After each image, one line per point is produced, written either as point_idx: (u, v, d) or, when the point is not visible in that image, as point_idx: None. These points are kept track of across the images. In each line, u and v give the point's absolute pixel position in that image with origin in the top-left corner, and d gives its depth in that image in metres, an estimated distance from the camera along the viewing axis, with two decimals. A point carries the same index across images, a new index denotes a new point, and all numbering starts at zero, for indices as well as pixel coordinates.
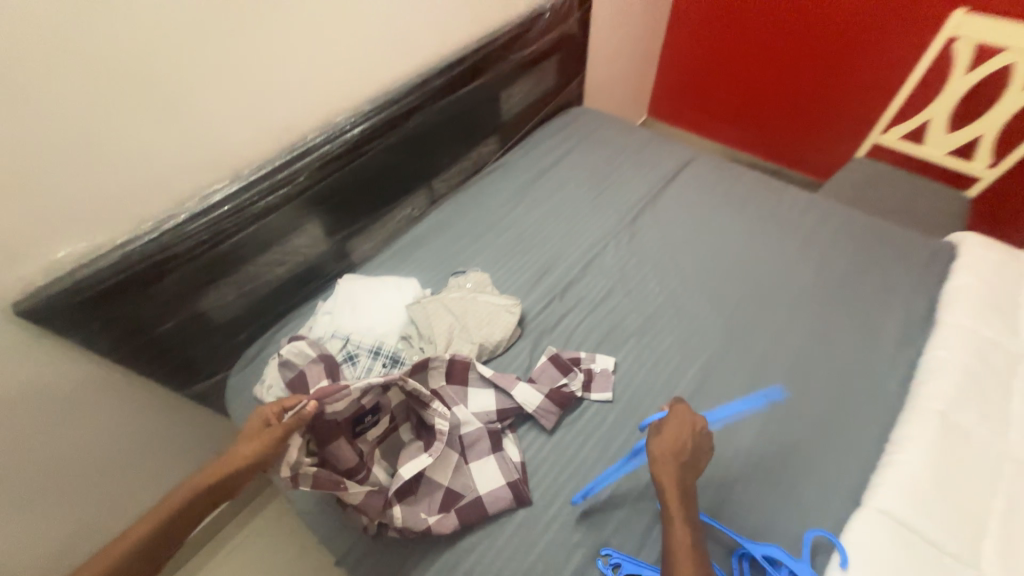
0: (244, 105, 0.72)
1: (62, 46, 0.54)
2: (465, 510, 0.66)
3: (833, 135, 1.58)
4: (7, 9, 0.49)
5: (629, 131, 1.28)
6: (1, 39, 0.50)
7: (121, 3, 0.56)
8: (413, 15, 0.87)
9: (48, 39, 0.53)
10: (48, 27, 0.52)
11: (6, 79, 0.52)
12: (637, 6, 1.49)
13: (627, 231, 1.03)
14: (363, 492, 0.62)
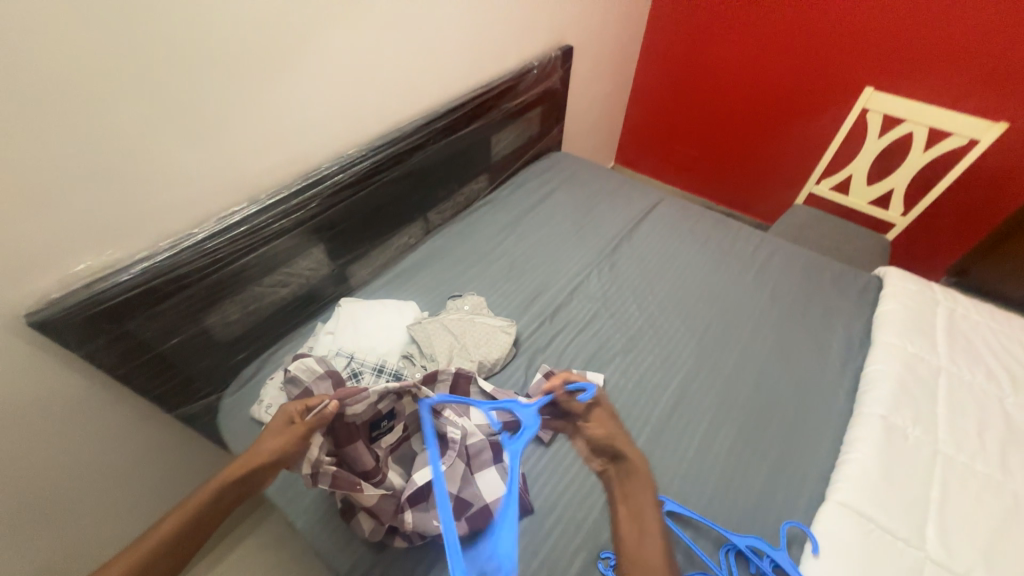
0: (269, 135, 0.77)
1: (118, 75, 0.58)
2: (474, 518, 0.69)
3: (774, 185, 1.82)
4: (76, 40, 0.54)
5: (605, 175, 1.43)
6: (65, 67, 0.54)
7: (177, 42, 0.62)
8: (422, 66, 0.97)
9: (107, 69, 0.57)
10: (109, 59, 0.57)
11: (61, 102, 0.55)
12: (608, 69, 1.69)
13: (608, 261, 1.14)
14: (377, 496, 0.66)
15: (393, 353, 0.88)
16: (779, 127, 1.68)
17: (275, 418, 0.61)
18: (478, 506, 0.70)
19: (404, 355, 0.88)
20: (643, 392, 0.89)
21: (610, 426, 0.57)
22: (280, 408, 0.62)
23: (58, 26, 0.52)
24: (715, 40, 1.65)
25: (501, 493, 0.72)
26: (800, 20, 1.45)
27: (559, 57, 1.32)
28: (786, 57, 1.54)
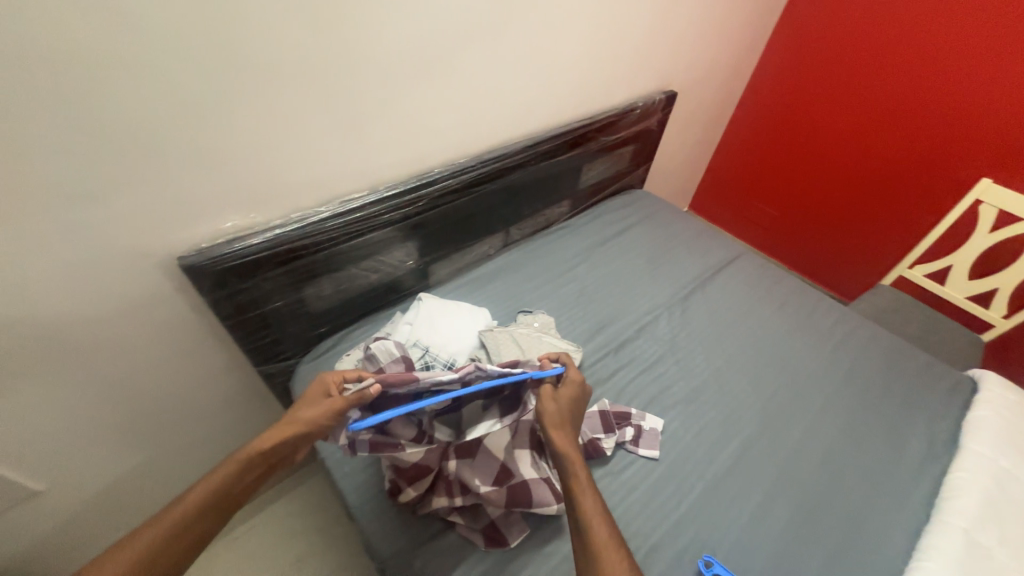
0: (399, 136, 0.85)
1: (301, 69, 0.67)
2: (514, 487, 0.69)
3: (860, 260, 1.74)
4: (280, 37, 0.63)
5: (685, 220, 1.43)
6: (266, 60, 0.63)
7: (351, 48, 0.70)
8: (540, 94, 1.03)
9: (294, 62, 0.66)
10: (299, 56, 0.66)
11: (254, 85, 0.64)
12: (703, 116, 1.70)
13: (679, 307, 1.14)
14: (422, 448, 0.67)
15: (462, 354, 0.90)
16: (875, 202, 1.62)
17: (312, 389, 0.63)
18: (517, 478, 0.70)
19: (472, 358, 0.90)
20: (700, 446, 0.87)
21: (553, 413, 0.67)
22: (317, 381, 0.64)
23: (267, 20, 0.60)
24: (819, 105, 1.63)
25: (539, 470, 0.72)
26: (917, 98, 1.41)
27: (662, 100, 1.36)
28: (895, 133, 1.49)
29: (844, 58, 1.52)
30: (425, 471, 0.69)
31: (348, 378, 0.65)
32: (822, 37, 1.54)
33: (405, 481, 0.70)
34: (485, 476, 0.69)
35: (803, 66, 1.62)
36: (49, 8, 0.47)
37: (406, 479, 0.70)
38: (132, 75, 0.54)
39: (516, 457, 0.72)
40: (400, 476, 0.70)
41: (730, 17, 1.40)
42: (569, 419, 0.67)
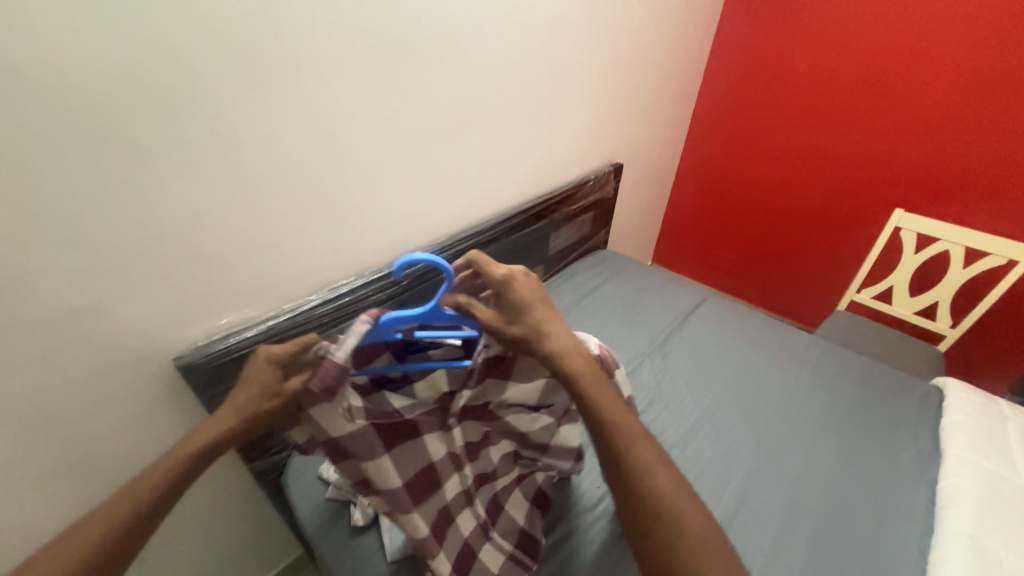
0: (381, 225, 0.93)
1: (294, 176, 0.75)
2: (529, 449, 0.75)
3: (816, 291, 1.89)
4: (277, 153, 0.72)
5: (651, 272, 1.54)
6: (265, 174, 0.72)
7: (337, 155, 0.80)
8: (504, 177, 1.16)
9: (287, 170, 0.74)
10: (291, 166, 0.74)
11: (251, 194, 0.71)
12: (651, 181, 1.90)
13: (659, 352, 1.19)
14: (417, 410, 0.65)
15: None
16: (814, 236, 1.81)
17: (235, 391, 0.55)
18: (540, 444, 0.74)
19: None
20: (704, 487, 0.87)
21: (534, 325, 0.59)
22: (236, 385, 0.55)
23: (264, 139, 0.70)
24: (749, 163, 1.87)
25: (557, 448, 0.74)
26: (829, 150, 1.66)
27: (612, 171, 1.53)
28: (817, 180, 1.72)
29: (758, 124, 1.79)
30: (419, 435, 0.65)
31: (289, 354, 0.56)
32: (738, 111, 1.82)
33: (379, 447, 0.62)
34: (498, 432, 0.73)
35: (727, 134, 1.88)
36: (71, 149, 0.54)
37: (383, 445, 0.62)
38: (139, 198, 0.61)
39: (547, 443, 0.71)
40: (375, 443, 0.62)
41: (657, 99, 1.64)
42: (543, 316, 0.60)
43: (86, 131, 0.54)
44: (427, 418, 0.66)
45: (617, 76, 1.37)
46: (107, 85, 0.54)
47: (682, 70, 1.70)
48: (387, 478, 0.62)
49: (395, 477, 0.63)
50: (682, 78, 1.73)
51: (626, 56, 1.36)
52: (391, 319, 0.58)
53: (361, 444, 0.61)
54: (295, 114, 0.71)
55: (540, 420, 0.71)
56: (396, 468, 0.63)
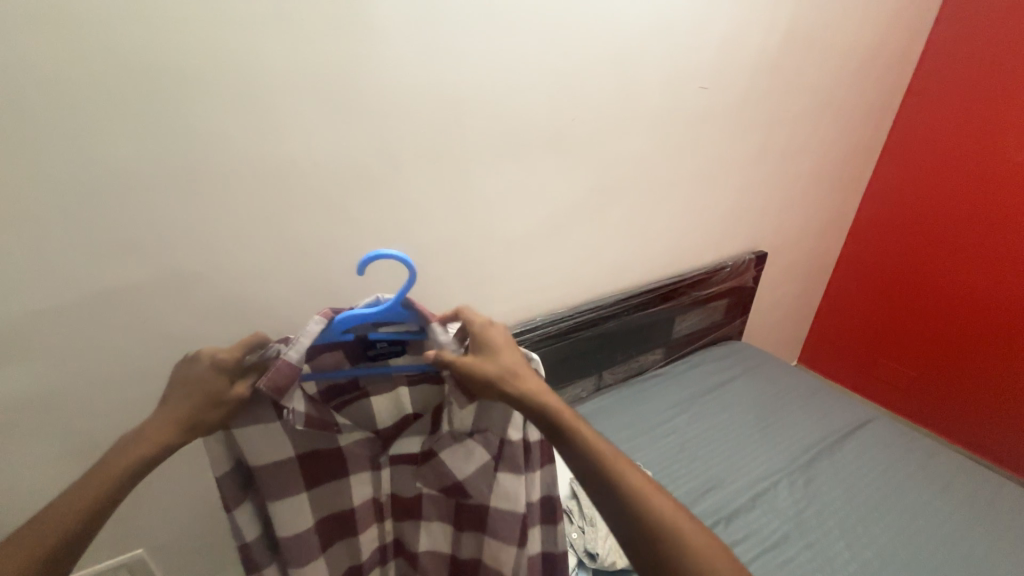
0: (515, 291, 1.00)
1: (455, 245, 0.88)
2: (467, 509, 0.65)
3: None
4: (449, 233, 0.86)
5: (795, 374, 1.35)
6: (434, 244, 0.85)
7: (491, 231, 0.91)
8: (636, 259, 1.17)
9: (451, 239, 0.87)
10: (456, 237, 0.87)
11: (421, 254, 0.85)
12: (802, 272, 1.71)
13: (801, 474, 1.03)
14: (354, 436, 0.62)
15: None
16: None
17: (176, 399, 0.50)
18: (478, 501, 0.63)
19: (577, 559, 0.83)
20: None
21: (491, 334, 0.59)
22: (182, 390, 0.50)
23: (432, 210, 0.83)
24: (931, 261, 1.61)
25: (495, 500, 0.63)
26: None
27: (753, 260, 1.43)
28: None
29: (950, 218, 1.55)
30: (345, 470, 0.62)
31: (235, 361, 0.52)
32: (921, 202, 1.60)
33: (298, 484, 0.59)
34: (432, 490, 0.65)
35: (901, 230, 1.66)
36: (314, 218, 0.73)
37: (303, 482, 0.59)
38: (341, 252, 0.77)
39: (497, 495, 0.62)
40: (293, 481, 0.59)
41: (814, 189, 1.52)
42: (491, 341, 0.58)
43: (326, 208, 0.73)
44: (359, 452, 0.63)
45: (767, 164, 1.32)
46: (348, 178, 0.74)
47: (846, 158, 1.56)
48: (295, 522, 0.59)
49: (306, 521, 0.60)
50: (847, 167, 1.58)
51: (779, 143, 1.31)
52: (345, 320, 0.54)
53: (278, 477, 0.58)
54: (466, 196, 0.85)
55: (475, 460, 0.62)
56: (311, 508, 0.61)
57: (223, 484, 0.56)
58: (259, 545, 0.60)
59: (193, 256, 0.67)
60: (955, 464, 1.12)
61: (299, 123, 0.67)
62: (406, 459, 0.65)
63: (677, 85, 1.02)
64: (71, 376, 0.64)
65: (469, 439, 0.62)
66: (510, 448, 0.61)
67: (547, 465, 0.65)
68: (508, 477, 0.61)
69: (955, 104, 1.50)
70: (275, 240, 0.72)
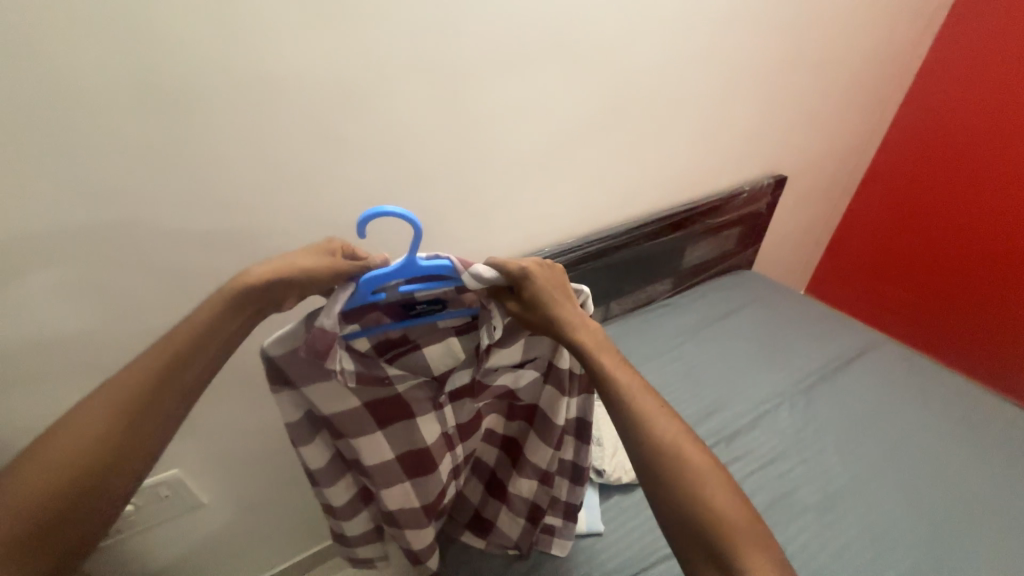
0: (521, 221, 0.96)
1: (459, 171, 0.83)
2: (519, 409, 0.72)
3: None
4: (451, 159, 0.81)
5: (803, 303, 1.34)
6: (436, 171, 0.80)
7: (495, 155, 0.85)
8: (647, 185, 1.11)
9: (453, 164, 0.82)
10: (459, 163, 0.82)
11: (422, 182, 0.80)
12: (820, 199, 1.64)
13: (802, 398, 1.06)
14: (410, 383, 0.63)
15: (584, 520, 0.83)
16: None
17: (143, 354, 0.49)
18: (529, 404, 0.70)
19: None
20: (836, 556, 0.81)
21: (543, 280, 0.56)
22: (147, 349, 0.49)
23: (430, 133, 0.77)
24: (959, 188, 1.51)
25: (543, 411, 0.68)
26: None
27: (770, 185, 1.36)
28: None
29: (985, 137, 1.43)
30: (410, 413, 0.64)
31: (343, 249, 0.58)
32: (958, 122, 1.47)
33: (371, 426, 0.63)
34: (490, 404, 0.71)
35: (936, 155, 1.52)
36: (304, 142, 0.68)
37: (376, 423, 0.64)
38: (337, 181, 0.73)
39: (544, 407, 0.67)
40: (367, 423, 0.63)
41: (844, 105, 1.40)
42: (544, 289, 0.56)
43: (316, 129, 0.67)
44: (418, 395, 0.64)
45: (795, 76, 1.20)
46: (337, 95, 0.67)
47: (883, 69, 1.41)
48: (382, 455, 0.65)
49: (387, 454, 0.66)
50: (883, 79, 1.44)
51: (812, 53, 1.18)
52: (369, 283, 0.52)
53: (351, 421, 0.62)
54: (469, 117, 0.79)
55: (525, 379, 0.67)
56: (389, 444, 0.65)
57: (295, 428, 0.61)
58: (330, 468, 0.66)
59: (179, 187, 0.62)
60: (953, 385, 1.15)
61: (276, 31, 0.59)
62: (465, 390, 0.67)
63: None
64: (68, 317, 0.62)
65: (521, 368, 0.66)
66: (557, 372, 0.65)
67: (584, 392, 0.66)
68: (552, 394, 0.66)
69: None
70: (264, 168, 0.67)
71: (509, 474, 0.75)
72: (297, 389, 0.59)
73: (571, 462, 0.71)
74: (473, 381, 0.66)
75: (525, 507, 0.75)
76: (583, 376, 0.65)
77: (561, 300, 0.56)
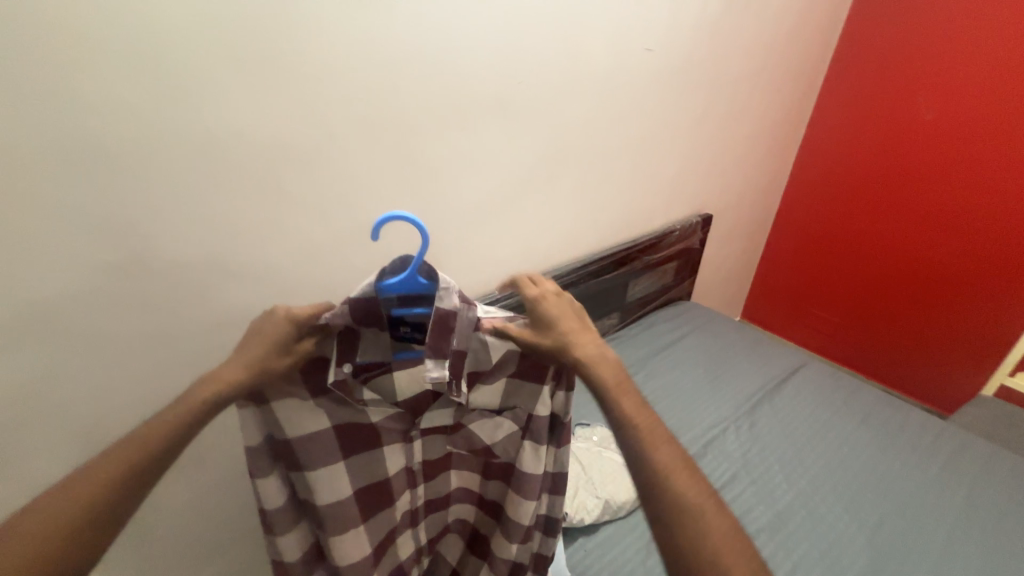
0: (471, 265, 0.98)
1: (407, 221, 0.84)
2: (495, 470, 0.68)
3: (941, 361, 1.68)
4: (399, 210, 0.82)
5: (739, 328, 1.44)
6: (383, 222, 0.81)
7: (442, 205, 0.88)
8: (588, 227, 1.18)
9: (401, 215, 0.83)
10: (408, 214, 0.84)
11: (369, 233, 0.80)
12: (743, 233, 1.80)
13: (746, 420, 1.12)
14: (384, 411, 0.61)
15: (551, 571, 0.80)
16: (937, 297, 1.63)
17: (106, 451, 0.45)
18: (505, 461, 0.67)
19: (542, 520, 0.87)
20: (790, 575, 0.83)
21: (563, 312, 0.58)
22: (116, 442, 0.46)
23: (376, 184, 0.78)
24: (857, 220, 1.74)
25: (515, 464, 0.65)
26: (989, 211, 1.48)
27: (699, 222, 1.49)
28: (961, 240, 1.55)
29: (872, 178, 1.68)
30: (378, 443, 0.63)
31: (310, 317, 0.53)
32: (848, 165, 1.72)
33: (337, 454, 0.60)
34: (461, 450, 0.69)
35: (835, 192, 1.77)
36: (244, 197, 0.66)
37: (341, 452, 0.60)
38: (280, 236, 0.71)
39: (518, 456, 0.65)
40: (330, 450, 0.59)
41: (753, 151, 1.59)
42: (564, 321, 0.57)
43: (256, 184, 0.67)
44: (390, 426, 0.63)
45: (709, 128, 1.35)
46: (279, 150, 0.67)
47: (781, 121, 1.63)
48: (341, 490, 0.61)
49: (345, 489, 0.61)
50: (782, 129, 1.65)
51: (720, 108, 1.35)
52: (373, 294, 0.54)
53: (315, 451, 0.58)
54: (416, 170, 0.81)
55: (503, 431, 0.65)
56: (349, 479, 0.61)
57: (254, 452, 0.56)
58: (285, 511, 0.60)
59: (87, 239, 0.57)
60: (872, 396, 1.27)
61: (208, 82, 0.58)
62: (438, 429, 0.65)
63: (622, 49, 1.01)
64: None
65: (499, 415, 0.65)
66: (536, 425, 0.63)
67: (561, 444, 0.64)
68: (530, 451, 0.63)
69: (877, 68, 1.59)
70: (190, 220, 0.63)
71: (495, 531, 0.71)
72: (266, 408, 0.56)
73: (543, 515, 0.69)
74: (448, 417, 0.65)
75: (507, 566, 0.71)
76: (564, 426, 0.63)
77: (580, 333, 0.57)
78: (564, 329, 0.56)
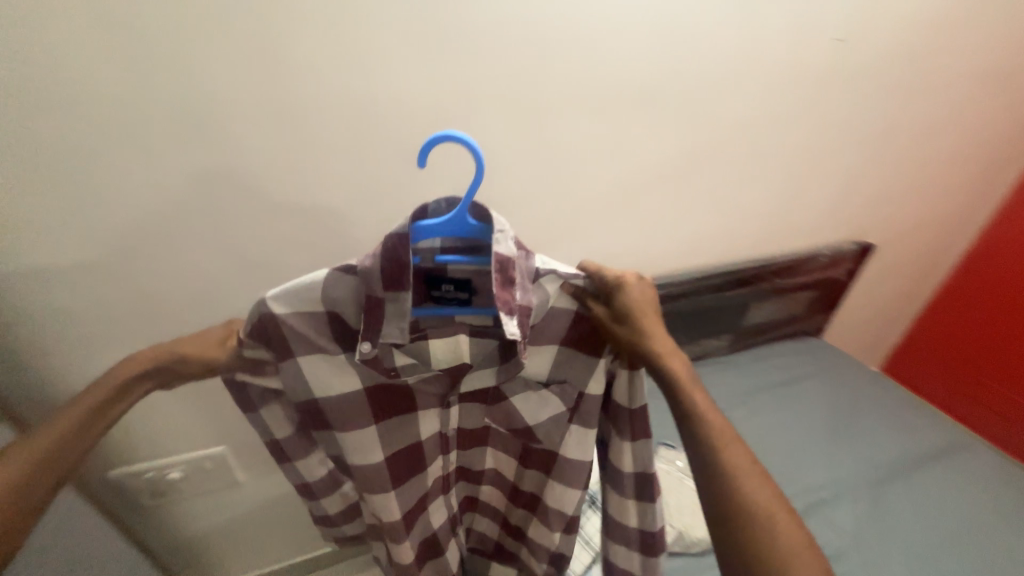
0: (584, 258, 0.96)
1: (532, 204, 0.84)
2: (535, 452, 0.69)
3: None
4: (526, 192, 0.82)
5: (878, 383, 1.22)
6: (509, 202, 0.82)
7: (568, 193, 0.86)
8: (719, 238, 1.08)
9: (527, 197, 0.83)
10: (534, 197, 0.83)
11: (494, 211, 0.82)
12: (909, 272, 1.49)
13: (868, 491, 0.96)
14: (419, 376, 0.59)
15: None
16: None
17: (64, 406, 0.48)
18: (546, 446, 0.67)
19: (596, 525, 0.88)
20: None
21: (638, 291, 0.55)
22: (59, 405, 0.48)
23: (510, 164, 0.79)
24: None
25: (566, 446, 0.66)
26: None
27: (854, 252, 1.27)
28: None
29: None
30: (414, 405, 0.62)
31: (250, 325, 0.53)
32: None
33: (366, 417, 0.60)
34: (500, 427, 0.68)
35: None
36: (393, 161, 0.71)
37: (371, 416, 0.60)
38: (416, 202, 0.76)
39: (570, 440, 0.65)
40: (361, 412, 0.59)
41: (950, 175, 1.28)
42: (634, 299, 0.54)
43: (405, 151, 0.71)
44: (427, 390, 0.61)
45: (896, 142, 1.12)
46: (429, 120, 0.70)
47: (1003, 142, 1.29)
48: (371, 458, 0.62)
49: (377, 455, 0.62)
50: (1000, 152, 1.31)
51: (919, 118, 1.10)
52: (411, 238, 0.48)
53: (346, 410, 0.58)
54: (550, 155, 0.80)
55: (549, 410, 0.63)
56: (380, 444, 0.62)
57: None
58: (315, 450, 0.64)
59: (253, 177, 0.66)
60: None
61: (360, 43, 0.62)
62: (475, 397, 0.65)
63: (808, 40, 0.86)
64: (143, 283, 0.68)
65: (545, 389, 0.62)
66: (585, 406, 0.62)
67: (634, 436, 0.62)
68: (579, 434, 0.63)
69: None
70: (333, 172, 0.69)
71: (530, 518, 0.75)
72: (290, 359, 0.55)
73: (637, 527, 0.67)
74: (489, 387, 0.63)
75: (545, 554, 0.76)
76: (628, 413, 0.61)
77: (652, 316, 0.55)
78: (635, 309, 0.54)
